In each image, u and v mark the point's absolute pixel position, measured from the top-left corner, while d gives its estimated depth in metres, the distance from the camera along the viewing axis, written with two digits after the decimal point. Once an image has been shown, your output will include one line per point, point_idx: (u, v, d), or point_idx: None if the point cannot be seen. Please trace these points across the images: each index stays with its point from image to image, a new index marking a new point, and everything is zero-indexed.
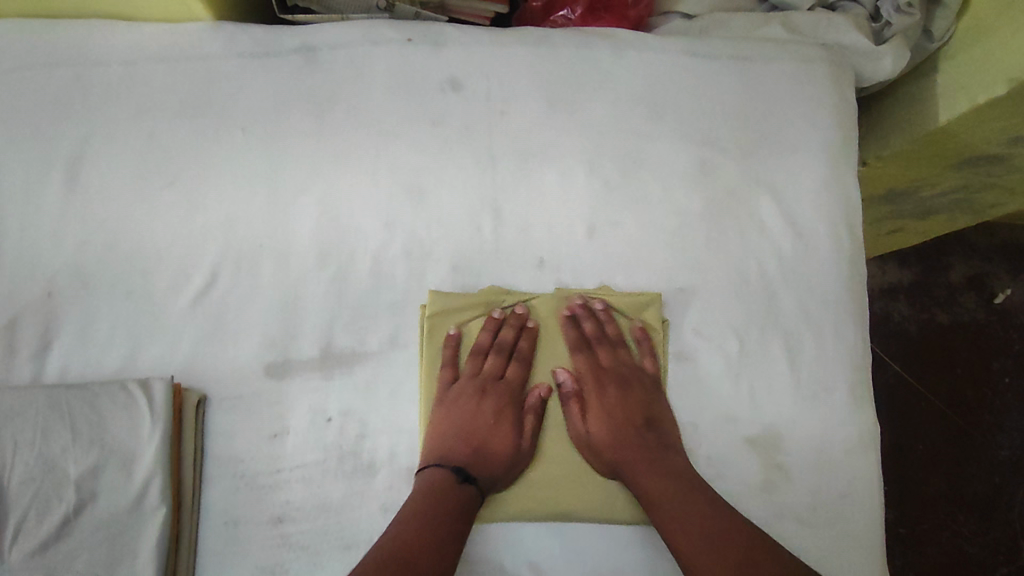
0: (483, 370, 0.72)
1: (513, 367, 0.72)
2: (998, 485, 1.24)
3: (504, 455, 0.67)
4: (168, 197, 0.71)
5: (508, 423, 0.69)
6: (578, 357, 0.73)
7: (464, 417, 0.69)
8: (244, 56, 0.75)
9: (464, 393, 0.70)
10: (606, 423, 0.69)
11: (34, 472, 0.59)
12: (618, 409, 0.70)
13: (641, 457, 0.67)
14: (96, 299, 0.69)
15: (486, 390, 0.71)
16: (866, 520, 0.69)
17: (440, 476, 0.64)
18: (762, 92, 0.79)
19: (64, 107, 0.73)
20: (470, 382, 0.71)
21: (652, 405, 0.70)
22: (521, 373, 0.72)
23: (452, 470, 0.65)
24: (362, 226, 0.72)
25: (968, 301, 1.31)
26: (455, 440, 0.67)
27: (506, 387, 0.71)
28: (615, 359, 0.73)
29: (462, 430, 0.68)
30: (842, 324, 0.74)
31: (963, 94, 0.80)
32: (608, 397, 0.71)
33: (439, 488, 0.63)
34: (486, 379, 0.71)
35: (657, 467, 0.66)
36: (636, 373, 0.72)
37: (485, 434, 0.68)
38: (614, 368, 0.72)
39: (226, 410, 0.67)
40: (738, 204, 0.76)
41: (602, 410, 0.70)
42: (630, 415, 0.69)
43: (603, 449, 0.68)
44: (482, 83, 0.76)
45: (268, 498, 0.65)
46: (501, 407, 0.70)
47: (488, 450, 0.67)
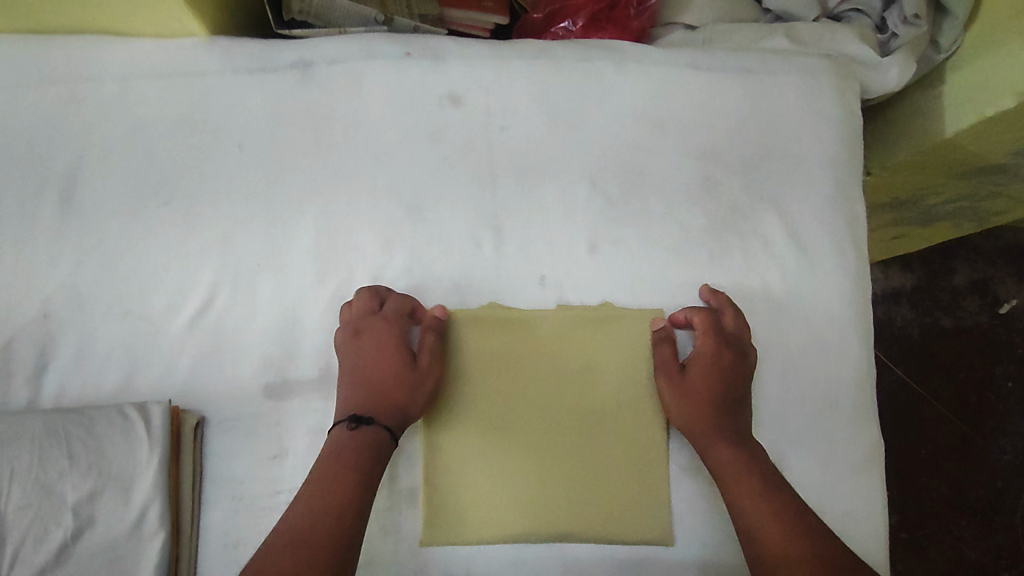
0: (356, 316, 0.67)
1: (390, 304, 0.68)
2: (1001, 491, 1.23)
3: (398, 389, 0.65)
4: (164, 215, 0.71)
5: (393, 354, 0.66)
6: (699, 315, 0.70)
7: (349, 361, 0.66)
8: (240, 72, 0.74)
9: (345, 344, 0.67)
10: (707, 380, 0.68)
11: (32, 497, 0.58)
12: (719, 371, 0.68)
13: (723, 428, 0.66)
14: (93, 320, 0.68)
15: (362, 330, 0.67)
16: (871, 537, 0.69)
17: (340, 433, 0.62)
18: (766, 105, 0.78)
19: (58, 126, 0.72)
20: (346, 329, 0.67)
21: (743, 385, 0.69)
22: (398, 307, 0.68)
23: (347, 421, 0.63)
24: (361, 243, 0.71)
25: (973, 306, 1.30)
26: (350, 389, 0.65)
27: (381, 322, 0.67)
28: (738, 330, 0.70)
29: (355, 380, 0.66)
30: (847, 340, 0.73)
31: (971, 105, 0.79)
32: (723, 359, 0.68)
33: (338, 449, 0.61)
34: (361, 324, 0.67)
35: (737, 442, 0.65)
36: (741, 352, 0.69)
37: (374, 373, 0.66)
38: (734, 335, 0.69)
39: (224, 431, 0.67)
40: (742, 219, 0.75)
41: (708, 367, 0.68)
42: (731, 383, 0.68)
43: (689, 405, 0.67)
44: (481, 98, 0.75)
45: (268, 521, 0.65)
46: (382, 339, 0.66)
47: (381, 390, 0.65)
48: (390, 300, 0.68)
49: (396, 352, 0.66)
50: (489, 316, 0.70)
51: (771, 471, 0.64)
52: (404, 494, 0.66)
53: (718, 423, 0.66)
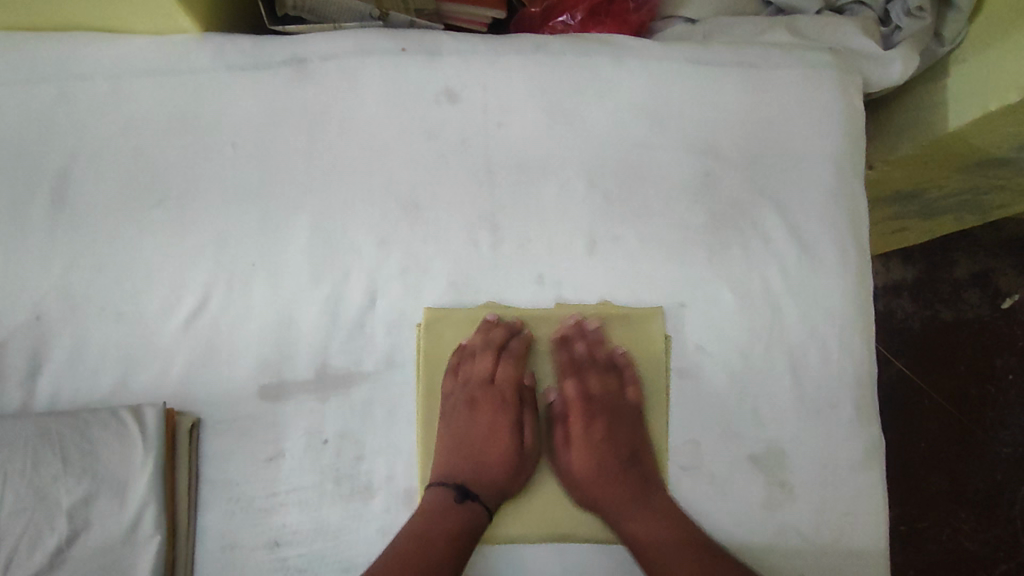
0: (472, 377, 0.71)
1: (504, 371, 0.72)
2: (1000, 483, 1.23)
3: (502, 467, 0.69)
4: (158, 215, 0.70)
5: (505, 433, 0.70)
6: (567, 382, 0.72)
7: (457, 425, 0.70)
8: (233, 69, 0.73)
9: (457, 406, 0.71)
10: (590, 456, 0.70)
11: (25, 502, 0.58)
12: (602, 443, 0.70)
13: (626, 497, 0.67)
14: (87, 321, 0.68)
15: (478, 399, 0.71)
16: (871, 535, 0.68)
17: (439, 493, 0.65)
18: (767, 99, 0.77)
19: (48, 125, 0.71)
20: (462, 394, 0.71)
21: (637, 439, 0.70)
22: (512, 377, 0.72)
23: (450, 487, 0.66)
24: (356, 243, 0.70)
25: (973, 298, 1.29)
26: (453, 453, 0.68)
27: (499, 395, 0.71)
28: (605, 388, 0.72)
29: (455, 443, 0.69)
30: (847, 338, 0.72)
31: (975, 100, 0.78)
32: (594, 430, 0.70)
33: (438, 511, 0.64)
34: (477, 387, 0.71)
35: (640, 508, 0.67)
36: (621, 405, 0.72)
37: (480, 446, 0.69)
38: (603, 398, 0.72)
39: (220, 433, 0.66)
40: (742, 215, 0.74)
41: (586, 443, 0.70)
42: (613, 451, 0.70)
43: (588, 485, 0.69)
44: (478, 94, 0.74)
45: (265, 522, 0.65)
46: (495, 413, 0.71)
47: (487, 463, 0.68)
48: (505, 370, 0.72)
49: (508, 430, 0.70)
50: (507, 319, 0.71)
51: (681, 526, 0.65)
52: (401, 494, 0.66)
53: (618, 494, 0.68)
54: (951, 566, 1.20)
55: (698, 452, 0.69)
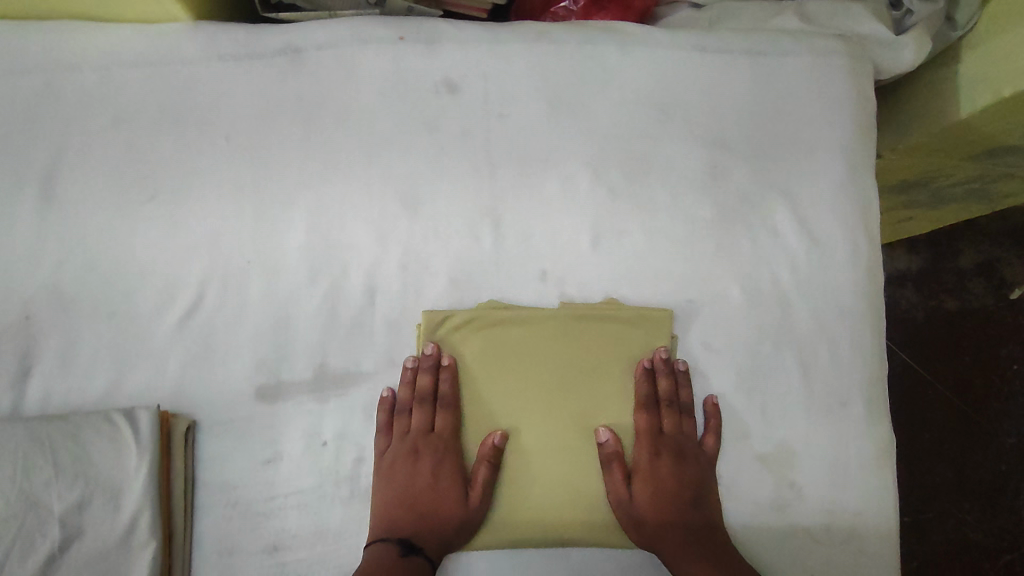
0: (412, 428, 0.66)
1: (441, 415, 0.66)
2: (1004, 474, 1.20)
3: (449, 517, 0.63)
4: (149, 211, 0.68)
5: (450, 481, 0.65)
6: (642, 414, 0.67)
7: (399, 478, 0.64)
8: (226, 59, 0.70)
9: (397, 459, 0.65)
10: (652, 494, 0.65)
11: (16, 509, 0.56)
12: (664, 482, 0.66)
13: (688, 539, 0.63)
14: (78, 322, 0.66)
15: (420, 450, 0.65)
16: (879, 534, 0.67)
17: (383, 549, 0.60)
18: (776, 88, 0.75)
19: (35, 119, 0.69)
20: (402, 445, 0.66)
21: (701, 483, 0.66)
22: (451, 423, 0.66)
23: (395, 542, 0.61)
24: (354, 239, 0.68)
25: (977, 287, 1.25)
26: (397, 508, 0.63)
27: (439, 441, 0.66)
28: (679, 429, 0.68)
29: (401, 499, 0.64)
30: (857, 335, 0.70)
31: (986, 86, 0.76)
32: (660, 467, 0.66)
33: (380, 564, 0.59)
34: (418, 438, 0.65)
35: (701, 550, 0.63)
36: (692, 448, 0.67)
37: (428, 499, 0.64)
38: (675, 437, 0.67)
39: (217, 435, 0.65)
40: (751, 209, 0.72)
41: (650, 479, 0.66)
42: (676, 491, 0.66)
43: (646, 522, 0.65)
44: (478, 84, 0.72)
45: (264, 526, 0.63)
46: (440, 462, 0.66)
47: (434, 512, 0.64)
48: (442, 418, 0.66)
49: (454, 479, 0.65)
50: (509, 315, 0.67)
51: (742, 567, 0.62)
52: None
53: (679, 535, 0.64)
54: (954, 556, 1.19)
55: None
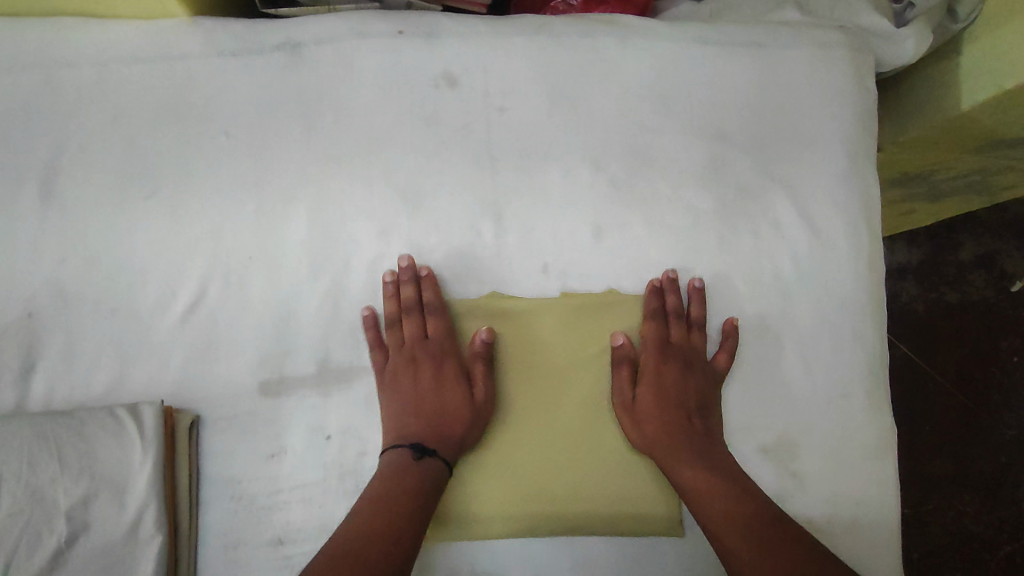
0: (405, 337, 0.67)
1: (432, 323, 0.67)
2: (1004, 465, 1.20)
3: (457, 418, 0.64)
4: (151, 207, 0.68)
5: (452, 381, 0.66)
6: (651, 325, 0.68)
7: (399, 385, 0.65)
8: (226, 54, 0.70)
9: (397, 368, 0.66)
10: (657, 399, 0.66)
11: (23, 503, 0.56)
12: (670, 389, 0.66)
13: (688, 447, 0.64)
14: (80, 319, 0.66)
15: (418, 358, 0.66)
16: (879, 524, 0.67)
17: (398, 455, 0.61)
18: (777, 80, 0.74)
19: (34, 116, 0.69)
20: (398, 356, 0.66)
21: (706, 392, 0.67)
22: (443, 326, 0.67)
23: (408, 446, 0.62)
24: (356, 233, 0.68)
25: (977, 279, 1.25)
26: (404, 413, 0.64)
27: (433, 347, 0.67)
28: (688, 341, 0.69)
29: (404, 406, 0.64)
30: (859, 326, 0.70)
31: (987, 79, 0.76)
32: (667, 375, 0.67)
33: (397, 473, 0.60)
34: (414, 345, 0.66)
35: (703, 457, 0.63)
36: (702, 362, 0.68)
37: (435, 400, 0.65)
38: (683, 348, 0.69)
39: (220, 431, 0.65)
40: (752, 201, 0.72)
41: (656, 386, 0.66)
42: (681, 399, 0.66)
43: (648, 426, 0.65)
44: (478, 77, 0.72)
45: (268, 520, 0.63)
46: (439, 365, 0.66)
47: (441, 416, 0.64)
48: (434, 324, 0.67)
49: (455, 378, 0.66)
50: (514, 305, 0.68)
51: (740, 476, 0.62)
52: None
53: (681, 442, 0.64)
54: (954, 547, 1.18)
55: None
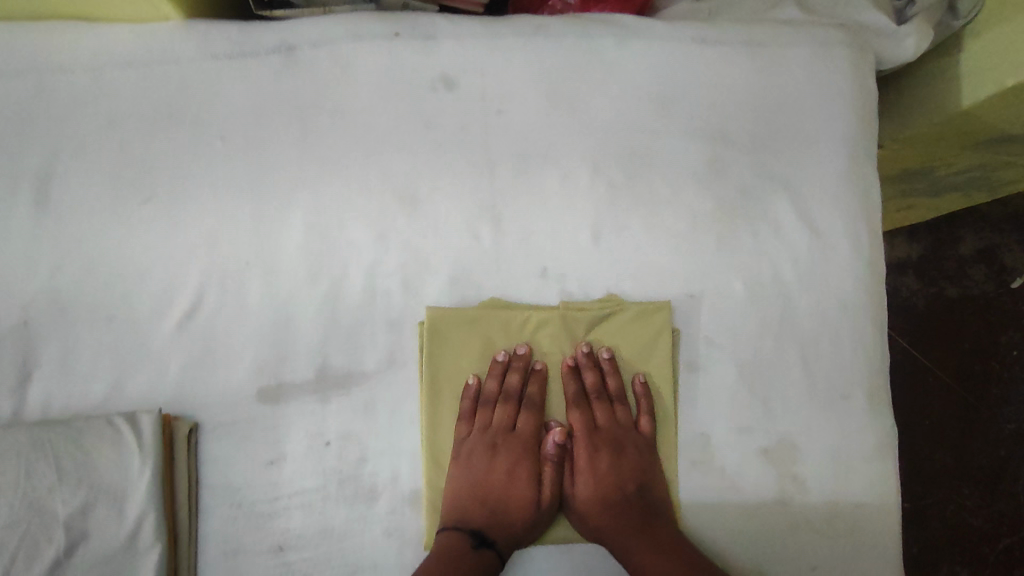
0: (493, 423, 0.68)
1: (524, 417, 0.68)
2: (1004, 459, 1.20)
3: (519, 504, 0.65)
4: (147, 213, 0.67)
5: (524, 479, 0.66)
6: (574, 413, 0.68)
7: (476, 472, 0.66)
8: (220, 58, 0.69)
9: (475, 450, 0.67)
10: (595, 490, 0.67)
11: (20, 514, 0.56)
12: (606, 475, 0.67)
13: (632, 533, 0.64)
14: (77, 326, 0.66)
15: (498, 445, 0.67)
16: (880, 523, 0.67)
17: (454, 538, 0.62)
18: (777, 80, 0.74)
19: (27, 122, 0.68)
20: (481, 438, 0.67)
21: (641, 469, 0.67)
22: (533, 423, 0.68)
23: (466, 533, 0.62)
24: (353, 238, 0.68)
25: (978, 274, 1.24)
26: (468, 499, 0.65)
27: (519, 441, 0.68)
28: (612, 418, 0.69)
29: (472, 490, 0.65)
30: (860, 327, 0.70)
31: (989, 76, 0.75)
32: (599, 462, 0.67)
33: (449, 554, 0.60)
34: (497, 433, 0.67)
35: (649, 542, 0.63)
36: (630, 435, 0.68)
37: (502, 491, 0.66)
38: (611, 429, 0.68)
39: (219, 437, 0.65)
40: (752, 202, 0.71)
41: (592, 475, 0.67)
42: (618, 482, 0.66)
43: (593, 518, 0.66)
44: (475, 79, 0.71)
45: (269, 527, 0.63)
46: (516, 459, 0.67)
47: (504, 509, 0.64)
48: (522, 419, 0.68)
49: (527, 476, 0.67)
50: (507, 315, 0.67)
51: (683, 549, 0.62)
52: (405, 496, 0.65)
53: (625, 527, 0.64)
54: (954, 542, 1.19)
55: (707, 446, 0.68)
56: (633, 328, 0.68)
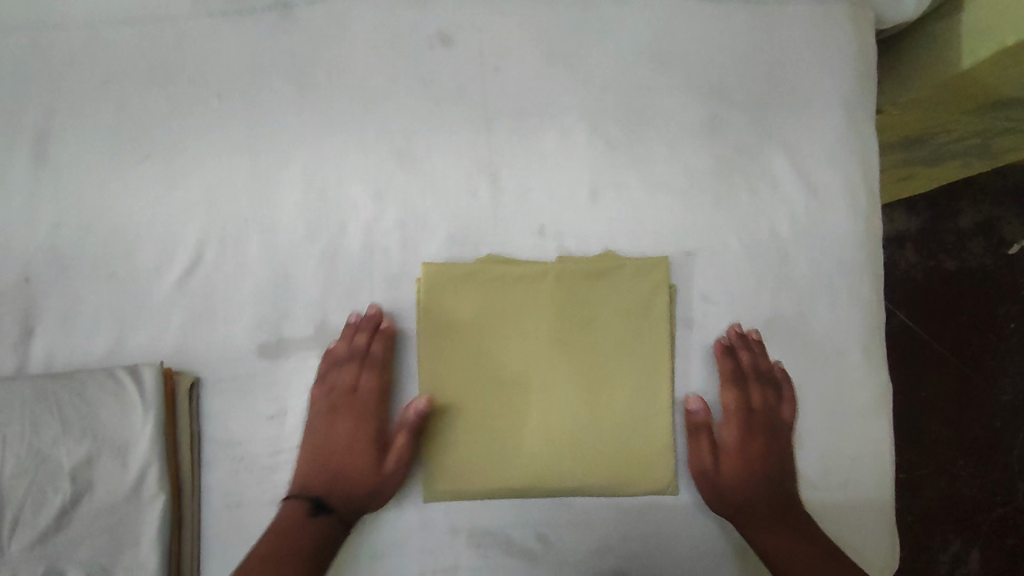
0: (336, 385, 0.66)
1: (367, 376, 0.66)
2: (998, 430, 1.18)
3: (363, 467, 0.65)
4: (145, 171, 0.68)
5: (368, 443, 0.66)
6: (728, 390, 0.69)
7: (317, 437, 0.66)
8: (216, 15, 0.69)
9: (316, 411, 0.66)
10: (738, 469, 0.67)
11: (27, 464, 0.58)
12: (753, 457, 0.68)
13: (772, 513, 0.65)
14: (77, 283, 0.66)
15: (338, 409, 0.66)
16: (873, 481, 0.67)
17: (296, 505, 0.63)
18: (776, 38, 0.73)
19: (26, 80, 0.68)
20: (323, 399, 0.66)
21: (784, 459, 0.68)
22: (376, 383, 0.66)
23: (305, 499, 0.63)
24: (352, 196, 0.68)
25: (977, 246, 1.21)
26: (310, 465, 0.65)
27: (360, 403, 0.67)
28: (766, 405, 0.69)
29: (314, 455, 0.66)
30: (856, 283, 0.70)
31: (989, 36, 0.74)
32: (748, 444, 0.69)
33: (289, 522, 0.62)
34: (338, 396, 0.66)
35: (783, 522, 0.64)
36: (773, 423, 0.69)
37: (341, 458, 0.66)
38: (762, 413, 0.69)
39: (220, 393, 0.65)
40: (750, 160, 0.71)
41: (735, 453, 0.68)
42: (761, 465, 0.68)
43: (733, 495, 0.66)
44: (473, 36, 0.70)
45: (269, 479, 0.65)
46: (359, 421, 0.67)
47: (344, 476, 0.65)
48: (364, 382, 0.66)
49: (371, 441, 0.66)
50: (509, 270, 0.67)
51: (819, 541, 0.62)
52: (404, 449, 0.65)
53: (762, 507, 0.66)
54: (949, 511, 1.17)
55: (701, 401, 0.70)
56: (632, 284, 0.68)
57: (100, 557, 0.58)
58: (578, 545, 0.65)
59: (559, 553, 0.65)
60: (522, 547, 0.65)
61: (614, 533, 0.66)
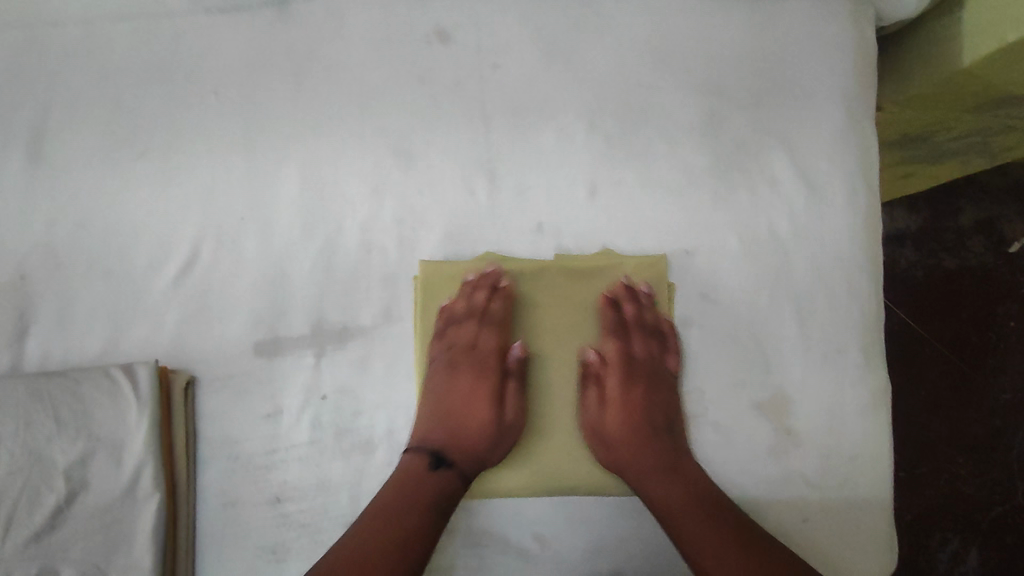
0: (453, 340, 0.67)
1: (485, 333, 0.68)
2: (997, 428, 1.17)
3: (477, 422, 0.65)
4: (141, 168, 0.67)
5: (483, 396, 0.66)
6: (611, 341, 0.69)
7: (437, 391, 0.66)
8: (212, 12, 0.69)
9: (435, 366, 0.67)
10: (622, 418, 0.66)
11: (21, 463, 0.57)
12: (635, 406, 0.67)
13: (658, 465, 0.63)
14: (72, 280, 0.66)
15: (457, 363, 0.67)
16: (872, 480, 0.67)
17: (417, 458, 0.62)
18: (776, 35, 0.73)
19: (22, 76, 0.68)
20: (440, 354, 0.67)
21: (671, 409, 0.67)
22: (495, 340, 0.68)
23: (427, 453, 0.62)
24: (349, 193, 0.68)
25: (977, 245, 1.21)
26: (430, 421, 0.65)
27: (478, 356, 0.68)
28: (650, 354, 0.68)
29: (439, 410, 0.65)
30: (855, 281, 0.70)
31: (989, 33, 0.73)
32: (633, 393, 0.68)
33: (409, 477, 0.61)
34: (456, 351, 0.67)
35: (667, 470, 0.63)
36: (660, 371, 0.68)
37: (460, 412, 0.66)
38: (646, 362, 0.68)
39: (217, 391, 0.65)
40: (750, 157, 0.71)
41: (622, 406, 0.67)
42: (649, 414, 0.67)
43: (618, 447, 0.65)
44: (471, 32, 0.70)
45: (266, 479, 0.64)
46: (477, 375, 0.67)
47: (460, 429, 0.65)
48: (483, 338, 0.68)
49: (485, 395, 0.67)
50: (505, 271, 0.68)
51: (706, 490, 0.61)
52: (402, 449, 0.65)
53: (647, 458, 0.64)
54: (949, 510, 1.16)
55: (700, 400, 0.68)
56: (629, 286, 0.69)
57: (95, 555, 0.58)
58: (575, 545, 0.65)
59: (555, 553, 0.65)
60: (518, 546, 0.65)
61: (612, 533, 0.65)
